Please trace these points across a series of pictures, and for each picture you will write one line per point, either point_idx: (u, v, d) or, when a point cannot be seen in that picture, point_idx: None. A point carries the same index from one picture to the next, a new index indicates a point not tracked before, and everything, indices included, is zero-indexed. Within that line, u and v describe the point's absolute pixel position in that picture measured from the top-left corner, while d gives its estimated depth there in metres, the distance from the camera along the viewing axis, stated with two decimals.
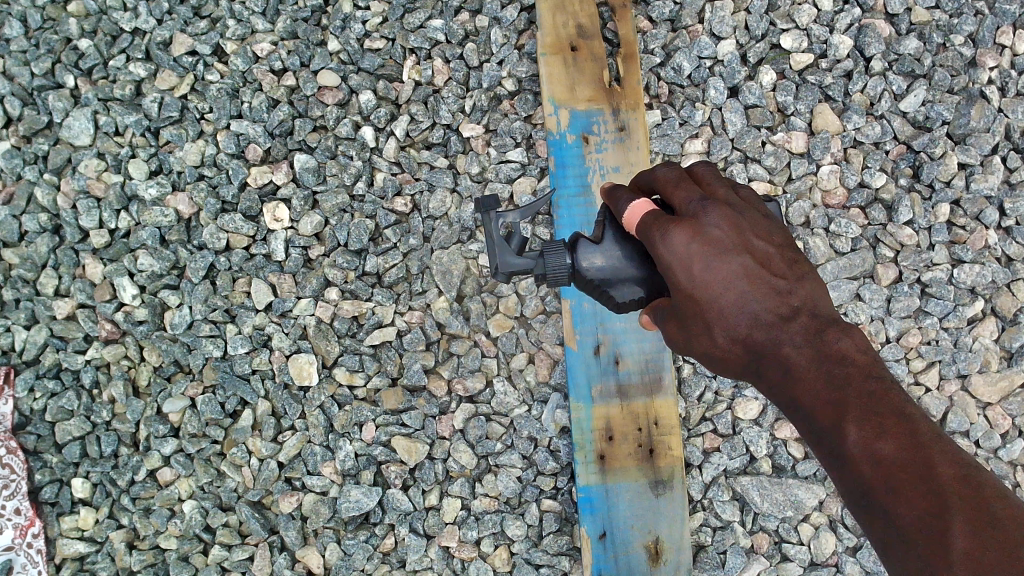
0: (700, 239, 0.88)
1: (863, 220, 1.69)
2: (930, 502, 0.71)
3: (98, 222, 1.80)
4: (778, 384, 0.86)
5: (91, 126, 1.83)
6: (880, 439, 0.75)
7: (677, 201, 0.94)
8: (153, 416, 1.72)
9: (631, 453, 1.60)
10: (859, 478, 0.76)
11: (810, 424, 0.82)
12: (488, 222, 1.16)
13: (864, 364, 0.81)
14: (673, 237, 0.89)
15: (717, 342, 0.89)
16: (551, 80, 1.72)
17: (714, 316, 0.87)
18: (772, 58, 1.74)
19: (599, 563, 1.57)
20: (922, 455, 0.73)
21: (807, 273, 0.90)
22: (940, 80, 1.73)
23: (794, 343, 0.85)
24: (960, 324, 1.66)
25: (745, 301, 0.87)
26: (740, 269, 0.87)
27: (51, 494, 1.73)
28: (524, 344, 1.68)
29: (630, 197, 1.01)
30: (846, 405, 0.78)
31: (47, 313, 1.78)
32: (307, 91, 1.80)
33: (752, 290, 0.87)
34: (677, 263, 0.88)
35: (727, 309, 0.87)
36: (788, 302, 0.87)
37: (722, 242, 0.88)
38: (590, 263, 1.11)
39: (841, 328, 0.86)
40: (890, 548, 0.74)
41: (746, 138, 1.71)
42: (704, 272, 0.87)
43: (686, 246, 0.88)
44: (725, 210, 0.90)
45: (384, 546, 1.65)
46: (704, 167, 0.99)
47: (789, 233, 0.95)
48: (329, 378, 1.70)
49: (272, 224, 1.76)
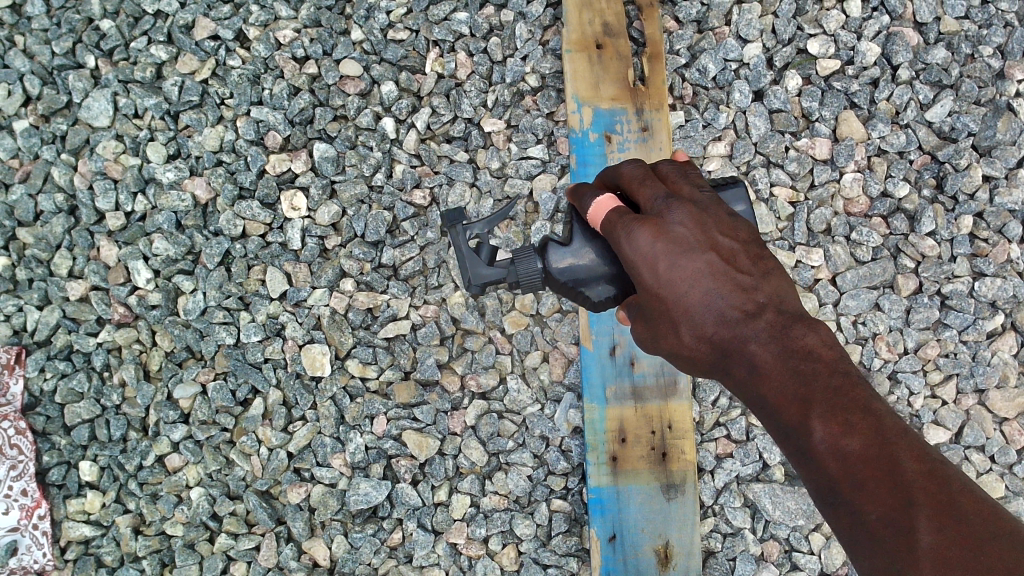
0: (663, 238, 0.86)
1: (885, 229, 1.68)
2: (896, 499, 0.68)
3: (113, 204, 1.79)
4: (743, 383, 0.81)
5: (110, 107, 1.82)
6: (846, 435, 0.72)
7: (644, 200, 0.93)
8: (164, 401, 1.71)
9: (644, 456, 1.59)
10: (826, 477, 0.72)
11: (776, 422, 0.78)
12: (454, 239, 1.18)
13: (830, 360, 0.76)
14: (638, 237, 0.87)
15: (685, 341, 0.85)
16: (575, 77, 1.71)
17: (679, 312, 0.84)
18: (798, 63, 1.73)
19: (608, 565, 1.57)
20: (891, 451, 0.70)
21: (771, 268, 0.86)
22: (967, 90, 1.71)
23: (759, 340, 0.80)
24: (979, 338, 1.65)
25: (708, 297, 0.83)
26: (704, 265, 0.84)
27: (58, 476, 1.72)
28: (539, 341, 1.68)
29: (596, 193, 1.00)
30: (811, 399, 0.74)
31: (60, 294, 1.77)
32: (329, 80, 1.79)
33: (715, 283, 0.83)
34: (643, 263, 0.87)
35: (693, 306, 0.83)
36: (753, 298, 0.83)
37: (685, 239, 0.85)
38: (562, 265, 1.10)
39: (808, 323, 0.81)
40: (859, 549, 0.71)
41: (769, 143, 1.70)
42: (669, 271, 0.84)
43: (649, 245, 0.86)
44: (690, 207, 0.88)
45: (392, 541, 1.64)
46: (670, 164, 0.97)
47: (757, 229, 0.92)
48: (342, 369, 1.69)
49: (289, 213, 1.75)
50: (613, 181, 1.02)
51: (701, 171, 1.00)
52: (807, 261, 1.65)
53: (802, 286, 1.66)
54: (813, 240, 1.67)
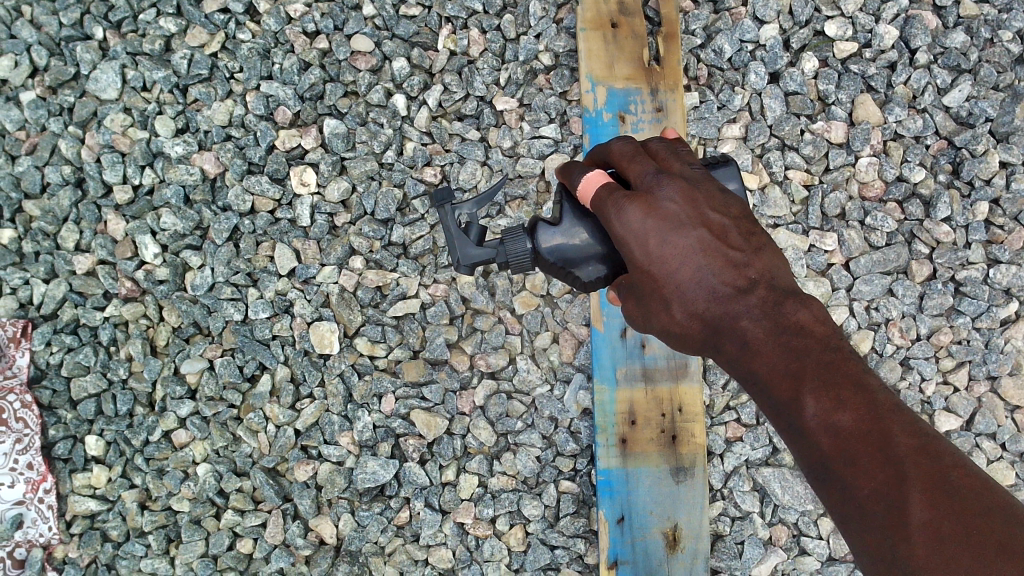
0: (654, 216, 0.85)
1: (900, 215, 1.66)
2: (888, 474, 0.69)
3: (121, 177, 1.77)
4: (735, 359, 0.82)
5: (119, 80, 1.79)
6: (838, 410, 0.72)
7: (635, 176, 0.92)
8: (171, 377, 1.70)
9: (653, 438, 1.58)
10: (818, 452, 0.73)
11: (766, 397, 0.79)
12: (442, 217, 1.13)
13: (822, 335, 0.78)
14: (628, 214, 0.87)
15: (676, 318, 0.85)
16: (589, 56, 1.69)
17: (671, 290, 0.85)
18: (815, 45, 1.71)
19: (616, 547, 1.56)
20: (882, 426, 0.71)
21: (763, 244, 0.87)
22: (985, 76, 1.70)
23: (751, 316, 0.81)
24: (992, 325, 1.64)
25: (699, 275, 0.83)
26: (695, 242, 0.84)
27: (65, 450, 1.71)
28: (549, 322, 1.66)
29: (585, 169, 0.98)
30: (803, 375, 0.75)
31: (67, 268, 1.76)
32: (340, 55, 1.76)
33: (707, 261, 0.83)
34: (633, 241, 0.86)
35: (685, 283, 0.84)
36: (744, 274, 0.83)
37: (677, 217, 0.85)
38: (552, 246, 1.09)
39: (799, 298, 0.82)
40: (849, 523, 0.72)
41: (784, 126, 1.68)
42: (660, 248, 0.85)
43: (641, 222, 0.86)
44: (681, 183, 0.88)
45: (399, 520, 1.63)
46: (660, 139, 0.96)
47: (748, 206, 0.92)
48: (350, 347, 1.68)
49: (298, 189, 1.73)
50: (602, 157, 1.00)
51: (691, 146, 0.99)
52: (820, 245, 1.64)
53: (815, 270, 1.65)
54: (827, 224, 1.66)
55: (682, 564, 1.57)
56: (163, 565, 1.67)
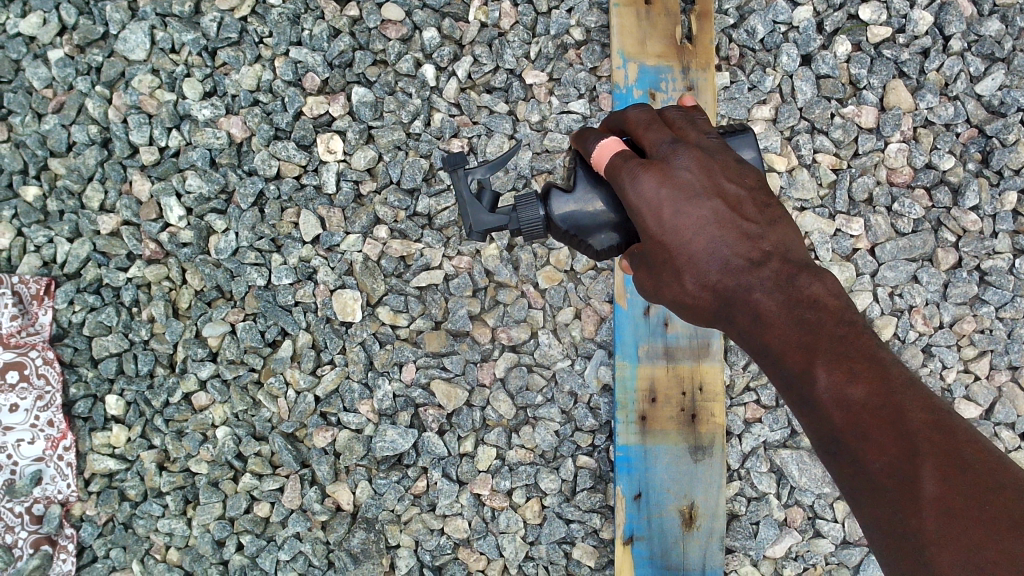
0: (669, 184, 0.84)
1: (927, 202, 1.67)
2: (900, 448, 0.67)
3: (147, 138, 1.77)
4: (746, 330, 0.79)
5: (147, 41, 1.78)
6: (851, 383, 0.70)
7: (650, 144, 0.90)
8: (192, 339, 1.71)
9: (673, 416, 1.59)
10: (829, 426, 0.71)
11: (778, 371, 0.76)
12: (455, 181, 1.12)
13: (835, 308, 0.75)
14: (644, 182, 0.85)
15: (687, 288, 0.83)
16: (622, 31, 1.68)
17: (683, 261, 0.83)
18: (849, 28, 1.70)
19: (632, 523, 1.58)
20: (896, 401, 0.68)
21: (779, 218, 0.85)
22: (1020, 65, 1.69)
23: (764, 289, 0.79)
24: (1016, 315, 1.65)
25: (712, 245, 0.81)
26: (710, 213, 0.82)
27: (85, 408, 1.72)
28: (572, 298, 1.66)
29: (599, 136, 0.97)
30: (817, 347, 0.73)
31: (91, 227, 1.76)
32: (370, 23, 1.75)
33: (720, 231, 0.81)
34: (647, 210, 0.85)
35: (698, 254, 0.82)
36: (758, 246, 0.81)
37: (690, 185, 0.84)
38: (565, 213, 1.08)
39: (813, 272, 0.79)
40: (861, 499, 0.69)
41: (815, 109, 1.67)
42: (673, 217, 0.83)
43: (655, 191, 0.84)
44: (696, 152, 0.87)
45: (416, 489, 1.64)
46: (676, 110, 0.95)
47: (763, 178, 0.90)
48: (373, 316, 1.69)
49: (325, 156, 1.72)
50: (618, 126, 0.99)
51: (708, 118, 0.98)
52: (847, 230, 1.65)
53: (840, 255, 1.66)
54: (854, 209, 1.66)
55: (697, 542, 1.58)
56: (179, 526, 1.68)
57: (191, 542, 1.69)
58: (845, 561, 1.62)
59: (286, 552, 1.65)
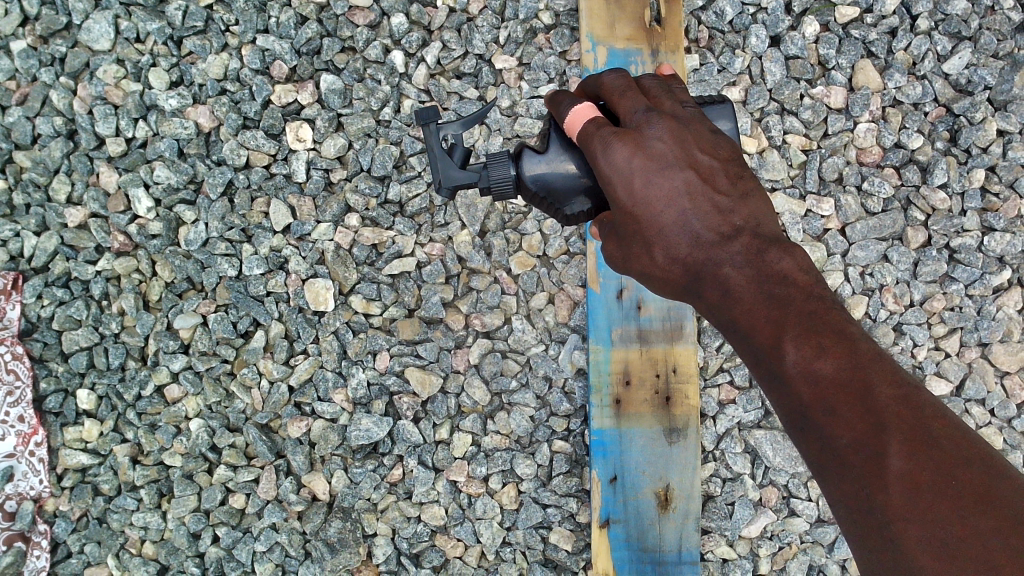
0: (641, 154, 0.82)
1: (897, 180, 1.68)
2: (866, 423, 0.66)
3: (114, 129, 1.74)
4: (716, 307, 0.79)
5: (111, 30, 1.75)
6: (820, 358, 0.70)
7: (624, 112, 0.89)
8: (163, 331, 1.69)
9: (647, 398, 1.59)
10: (797, 401, 0.71)
11: (747, 344, 0.76)
12: (427, 135, 1.10)
13: (805, 284, 0.76)
14: (615, 152, 0.84)
15: (657, 262, 0.83)
16: (590, 15, 1.66)
17: (653, 234, 0.82)
18: (817, 9, 1.70)
19: (608, 506, 1.58)
20: (862, 374, 0.68)
21: (750, 190, 0.84)
22: (986, 44, 1.70)
23: (734, 263, 0.79)
24: (985, 292, 1.66)
25: (684, 218, 0.81)
26: (682, 184, 0.81)
27: (56, 403, 1.71)
28: (544, 283, 1.67)
29: (574, 101, 0.95)
30: (785, 322, 0.73)
31: (58, 221, 1.74)
32: (338, 9, 1.72)
33: (692, 205, 0.81)
34: (619, 180, 0.83)
35: (668, 227, 0.81)
36: (730, 220, 0.81)
37: (664, 155, 0.82)
38: (536, 175, 1.07)
39: (783, 246, 0.79)
40: (828, 473, 0.69)
41: (785, 90, 1.68)
42: (642, 189, 0.82)
43: (626, 161, 0.83)
44: (670, 122, 0.85)
45: (392, 477, 1.64)
46: (652, 79, 0.94)
47: (737, 148, 0.89)
48: (345, 305, 1.68)
49: (294, 144, 1.71)
50: (593, 90, 0.98)
51: (683, 87, 0.97)
52: (817, 211, 1.66)
53: (811, 235, 1.66)
54: (823, 189, 1.67)
55: (673, 524, 1.58)
56: (154, 519, 1.67)
57: (167, 535, 1.68)
58: (819, 539, 1.65)
59: (262, 544, 1.64)
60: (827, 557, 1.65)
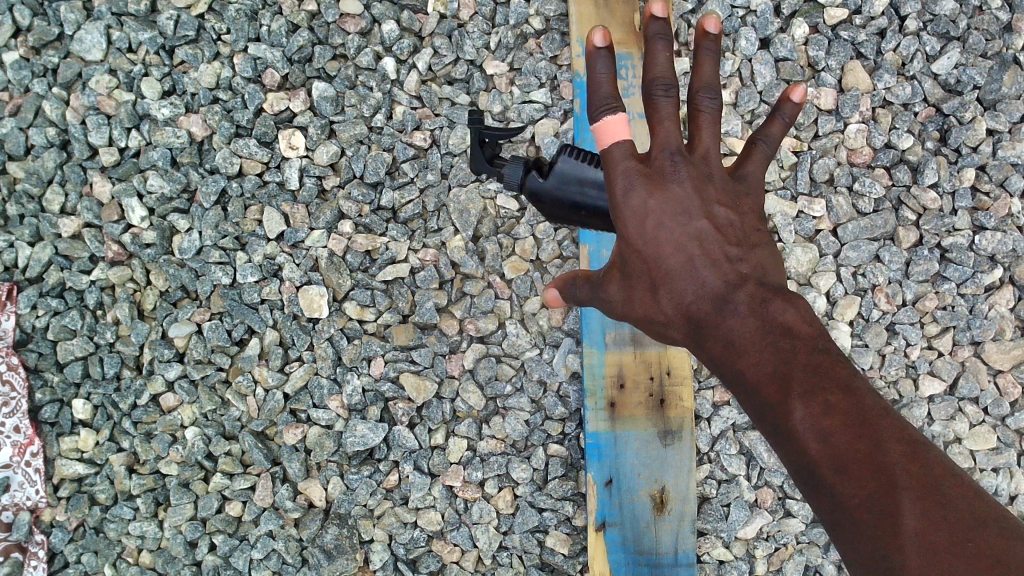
0: (658, 196, 0.94)
1: (888, 180, 1.69)
2: (876, 476, 0.76)
3: (106, 139, 1.75)
4: (718, 357, 0.89)
5: (103, 41, 1.76)
6: (825, 414, 0.79)
7: (657, 141, 0.97)
8: (158, 340, 1.70)
9: (642, 401, 1.59)
10: (802, 454, 0.80)
11: (751, 395, 0.85)
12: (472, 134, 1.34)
13: (810, 336, 0.84)
14: (634, 193, 0.96)
15: (664, 306, 0.94)
16: (581, 20, 1.68)
17: (663, 277, 0.93)
18: (806, 11, 1.70)
19: (604, 509, 1.58)
20: (869, 426, 0.78)
21: (758, 245, 0.95)
22: (975, 43, 1.71)
23: (738, 316, 0.88)
24: (977, 291, 1.67)
25: (691, 265, 0.92)
26: (696, 234, 0.93)
27: (52, 413, 1.71)
28: (538, 287, 1.67)
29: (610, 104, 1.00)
30: (790, 380, 0.81)
31: (52, 231, 1.74)
32: (328, 17, 1.73)
33: (699, 253, 0.92)
34: (633, 220, 0.95)
35: (681, 276, 0.92)
36: (737, 269, 0.91)
37: (681, 202, 0.94)
38: (537, 190, 1.21)
39: (786, 298, 0.89)
40: (835, 518, 0.79)
41: (774, 93, 1.69)
42: (652, 231, 0.94)
43: (641, 202, 0.95)
44: (693, 171, 0.96)
45: (388, 482, 1.65)
46: (710, 101, 1.00)
47: (756, 204, 1.01)
48: (339, 311, 1.68)
49: (287, 152, 1.72)
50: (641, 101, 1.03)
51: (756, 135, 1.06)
52: (809, 212, 1.66)
53: (803, 236, 1.67)
54: (816, 190, 1.68)
55: (669, 526, 1.58)
56: (151, 528, 1.67)
57: (164, 543, 1.68)
58: (815, 540, 1.65)
59: (259, 551, 1.65)
60: (824, 557, 1.65)
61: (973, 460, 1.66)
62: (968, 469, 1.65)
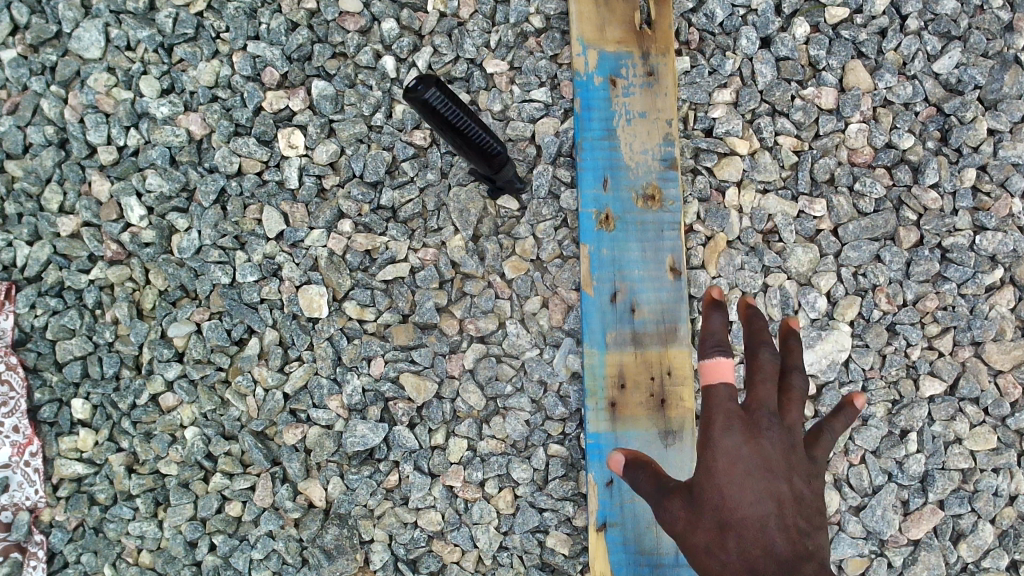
0: (751, 445, 1.11)
1: (888, 180, 1.68)
2: None
3: (105, 138, 1.74)
4: None
5: (102, 39, 1.75)
6: None
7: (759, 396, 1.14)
8: (158, 340, 1.69)
9: (642, 402, 1.59)
10: None
11: None
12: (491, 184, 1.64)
13: None
14: (731, 437, 1.12)
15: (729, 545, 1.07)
16: (581, 19, 1.67)
17: (738, 515, 1.07)
18: (806, 10, 1.70)
19: (605, 509, 1.59)
20: None
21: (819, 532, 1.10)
22: (976, 43, 1.70)
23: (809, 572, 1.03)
24: (977, 292, 1.67)
25: (767, 520, 1.06)
26: (774, 507, 1.07)
27: (51, 413, 1.70)
28: (538, 287, 1.67)
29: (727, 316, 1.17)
30: None
31: (50, 230, 1.73)
32: (328, 15, 1.73)
33: (778, 519, 1.07)
34: (725, 460, 1.11)
35: (757, 520, 1.06)
36: (805, 546, 1.06)
37: (771, 467, 1.10)
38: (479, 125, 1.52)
39: None
40: None
41: (775, 92, 1.68)
42: (742, 473, 1.09)
43: (737, 446, 1.11)
44: (782, 436, 1.13)
45: (388, 482, 1.65)
46: (798, 380, 1.18)
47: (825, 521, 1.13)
48: (339, 311, 1.67)
49: (286, 151, 1.71)
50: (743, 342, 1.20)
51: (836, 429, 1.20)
52: (809, 212, 1.66)
53: (804, 236, 1.67)
54: (816, 190, 1.68)
55: None
56: (151, 528, 1.67)
57: (163, 543, 1.68)
58: None
59: (259, 551, 1.65)
60: None
61: (974, 460, 1.66)
62: (969, 469, 1.65)
